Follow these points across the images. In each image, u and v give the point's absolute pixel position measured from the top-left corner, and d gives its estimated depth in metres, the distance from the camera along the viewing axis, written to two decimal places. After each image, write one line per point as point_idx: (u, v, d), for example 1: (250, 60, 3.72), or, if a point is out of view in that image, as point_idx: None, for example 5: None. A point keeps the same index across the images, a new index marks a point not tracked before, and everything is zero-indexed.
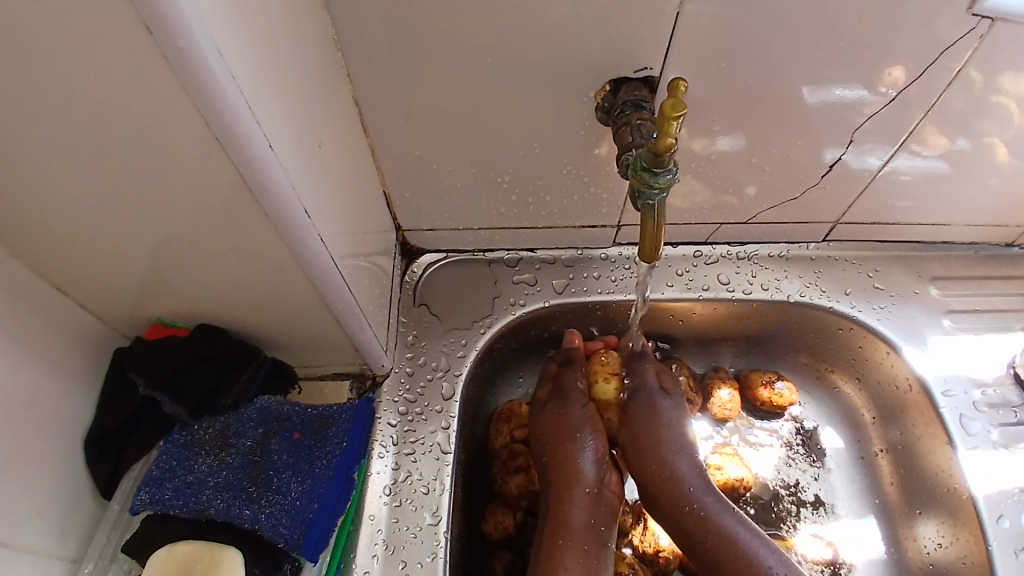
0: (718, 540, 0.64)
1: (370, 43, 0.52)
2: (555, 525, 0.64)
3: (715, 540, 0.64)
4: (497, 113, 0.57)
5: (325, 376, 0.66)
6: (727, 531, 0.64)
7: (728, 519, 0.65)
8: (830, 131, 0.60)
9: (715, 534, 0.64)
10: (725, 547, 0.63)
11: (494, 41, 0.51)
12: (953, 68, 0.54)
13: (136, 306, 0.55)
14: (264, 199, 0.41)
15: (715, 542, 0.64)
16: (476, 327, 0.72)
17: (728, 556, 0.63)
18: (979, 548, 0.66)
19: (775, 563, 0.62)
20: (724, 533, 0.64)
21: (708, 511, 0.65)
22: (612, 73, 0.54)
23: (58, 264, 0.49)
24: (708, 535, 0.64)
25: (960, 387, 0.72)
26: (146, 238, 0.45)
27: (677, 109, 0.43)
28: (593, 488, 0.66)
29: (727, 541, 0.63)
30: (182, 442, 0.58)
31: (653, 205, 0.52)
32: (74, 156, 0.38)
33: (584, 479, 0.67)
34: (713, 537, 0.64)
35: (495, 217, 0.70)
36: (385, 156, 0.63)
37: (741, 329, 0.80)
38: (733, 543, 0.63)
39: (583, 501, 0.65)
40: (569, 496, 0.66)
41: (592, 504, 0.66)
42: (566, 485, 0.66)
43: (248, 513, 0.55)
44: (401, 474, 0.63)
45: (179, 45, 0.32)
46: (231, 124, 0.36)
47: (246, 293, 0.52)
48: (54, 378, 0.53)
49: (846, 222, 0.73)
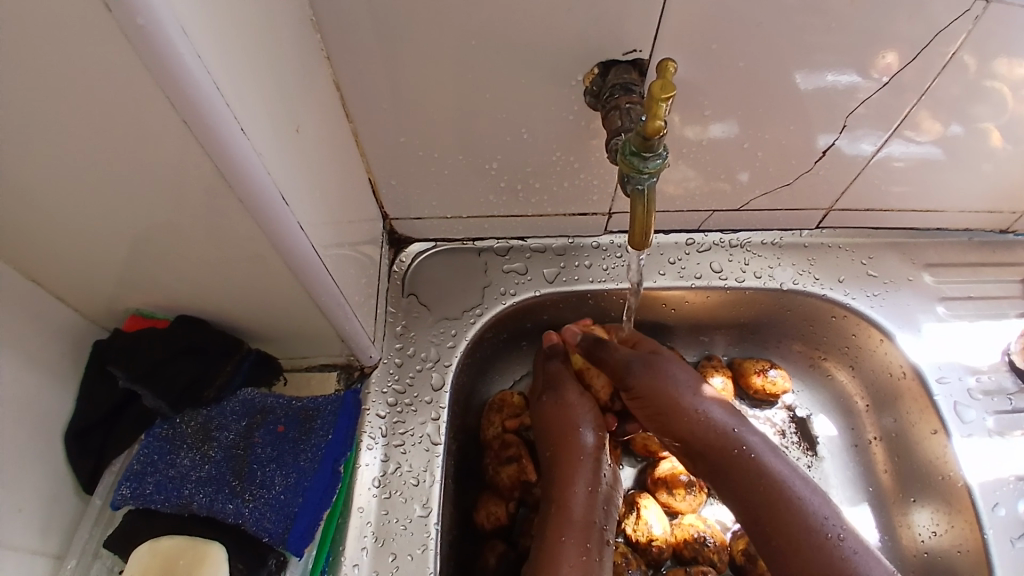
0: (773, 493, 0.60)
1: (350, 25, 0.50)
2: (558, 516, 0.62)
3: (772, 490, 0.60)
4: (484, 98, 0.56)
5: (312, 367, 0.65)
6: (784, 483, 0.60)
7: (784, 467, 0.61)
8: (823, 117, 0.59)
9: (771, 482, 0.60)
10: (781, 497, 0.59)
11: (479, 23, 0.50)
12: (947, 53, 0.53)
13: (114, 298, 0.54)
14: (238, 184, 0.40)
15: (772, 493, 0.60)
16: (466, 316, 0.71)
17: (784, 509, 0.59)
18: (974, 536, 0.66)
19: (827, 514, 0.59)
20: (779, 482, 0.60)
21: (762, 458, 0.62)
22: (601, 56, 0.53)
23: (32, 254, 0.48)
24: (765, 487, 0.60)
25: (954, 374, 0.71)
26: (121, 227, 0.44)
27: (667, 91, 0.42)
28: (595, 480, 0.64)
29: (783, 491, 0.60)
30: (164, 435, 0.57)
31: (642, 190, 0.51)
32: (41, 143, 0.37)
33: (585, 468, 0.64)
34: (766, 490, 0.60)
35: (484, 205, 0.69)
36: (370, 144, 0.61)
37: (735, 317, 0.79)
38: (789, 491, 0.60)
39: (585, 495, 0.63)
40: (572, 489, 0.63)
41: (593, 499, 0.63)
42: (568, 477, 0.64)
43: (232, 506, 0.54)
44: (390, 466, 0.62)
45: (141, 23, 0.31)
46: (199, 106, 0.35)
47: (226, 283, 0.51)
48: (32, 371, 0.52)
49: (840, 208, 0.72)
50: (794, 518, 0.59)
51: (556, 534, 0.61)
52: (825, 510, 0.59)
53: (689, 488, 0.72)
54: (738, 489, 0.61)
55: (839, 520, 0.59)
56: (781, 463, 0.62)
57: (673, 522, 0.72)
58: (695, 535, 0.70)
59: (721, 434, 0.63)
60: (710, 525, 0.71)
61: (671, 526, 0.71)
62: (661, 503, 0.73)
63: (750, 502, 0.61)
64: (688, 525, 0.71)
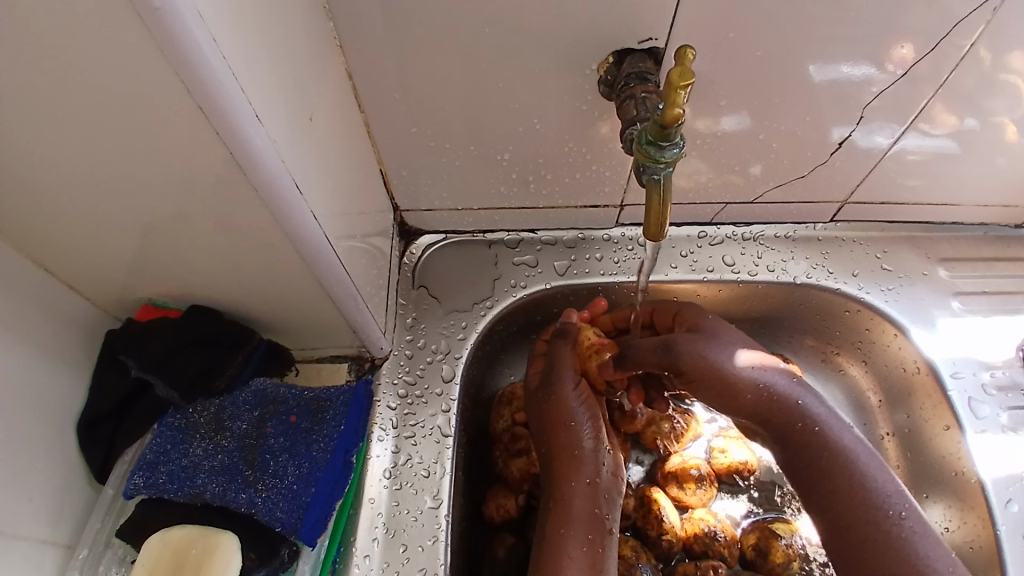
0: (842, 470, 0.60)
1: (362, 13, 0.50)
2: (557, 510, 0.62)
3: (839, 466, 0.60)
4: (496, 88, 0.56)
5: (323, 358, 0.65)
6: (850, 454, 0.60)
7: (850, 438, 0.61)
8: (838, 109, 0.59)
9: (840, 458, 0.60)
10: (846, 470, 0.60)
11: (492, 11, 0.49)
12: (963, 45, 0.53)
13: (126, 287, 0.54)
14: (251, 171, 0.39)
15: (841, 469, 0.60)
16: (476, 309, 0.71)
17: (850, 484, 0.60)
18: (986, 532, 0.65)
19: (892, 492, 0.60)
20: (847, 458, 0.60)
21: (828, 430, 0.61)
22: (615, 45, 0.52)
23: (44, 243, 0.48)
24: (834, 465, 0.61)
25: (968, 369, 0.70)
26: (133, 216, 0.44)
27: (686, 78, 0.42)
28: (594, 474, 0.62)
29: (852, 467, 0.60)
30: (176, 425, 0.57)
31: (658, 179, 0.50)
32: (55, 129, 0.37)
33: (582, 463, 0.63)
34: (833, 462, 0.61)
35: (495, 196, 0.68)
36: (381, 134, 0.61)
37: (746, 311, 0.78)
38: (858, 468, 0.60)
39: (585, 489, 0.62)
40: (572, 484, 0.62)
41: (596, 492, 0.62)
42: (566, 472, 0.62)
43: (244, 496, 0.54)
44: (401, 458, 0.62)
45: (156, 5, 0.30)
46: (214, 91, 0.34)
47: (238, 273, 0.50)
48: (44, 361, 0.52)
49: (854, 201, 0.71)
50: (858, 493, 0.60)
51: (558, 527, 0.61)
52: (890, 487, 0.60)
53: (699, 483, 0.72)
54: (804, 459, 0.62)
55: (901, 497, 0.60)
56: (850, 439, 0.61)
57: (683, 516, 0.71)
58: (705, 529, 0.70)
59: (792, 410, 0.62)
60: (721, 519, 0.71)
61: (681, 520, 0.71)
62: (670, 497, 0.72)
63: (816, 471, 0.61)
64: (698, 520, 0.70)
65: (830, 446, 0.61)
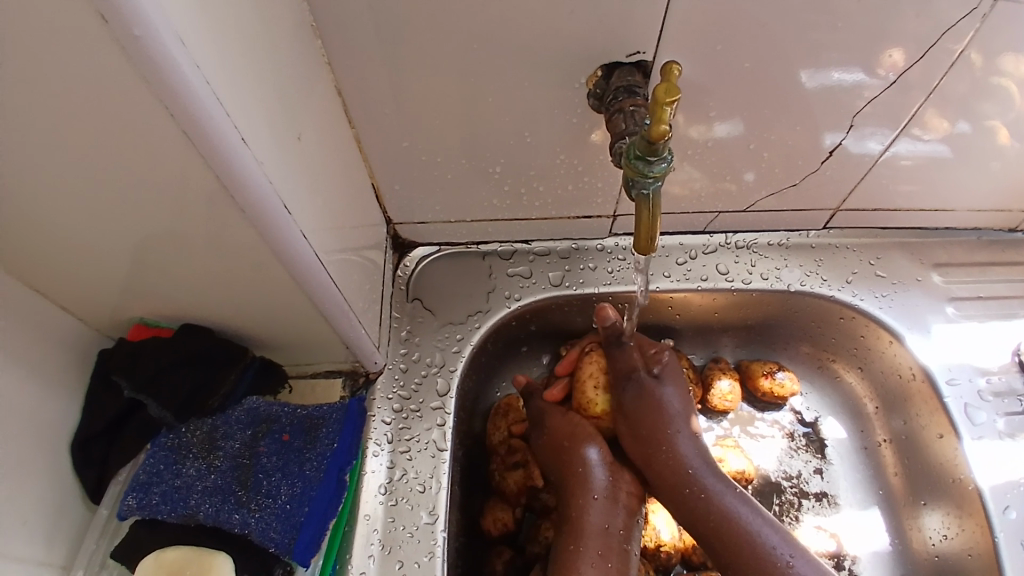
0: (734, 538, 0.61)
1: (352, 31, 0.50)
2: (573, 523, 0.62)
3: (737, 540, 0.61)
4: (487, 103, 0.56)
5: (317, 373, 0.65)
6: (750, 530, 0.61)
7: (751, 514, 0.62)
8: (829, 116, 0.59)
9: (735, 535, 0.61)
10: (746, 546, 0.60)
11: (482, 27, 0.49)
12: (955, 50, 0.53)
13: (119, 308, 0.54)
14: (239, 194, 0.40)
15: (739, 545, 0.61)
16: (470, 321, 0.71)
17: (750, 561, 0.60)
18: (985, 539, 0.65)
19: (794, 558, 0.60)
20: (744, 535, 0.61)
21: (731, 506, 0.62)
22: (603, 59, 0.52)
23: (38, 266, 0.48)
24: (730, 537, 0.61)
25: (965, 375, 0.70)
26: (127, 239, 0.44)
27: (672, 95, 0.42)
28: (604, 491, 0.63)
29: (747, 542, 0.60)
30: (170, 445, 0.57)
31: (648, 194, 0.50)
32: (44, 155, 0.37)
33: (593, 483, 0.63)
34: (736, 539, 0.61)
35: (488, 208, 0.68)
36: (373, 149, 0.61)
37: (741, 319, 0.78)
38: (754, 544, 0.60)
39: (599, 505, 0.62)
40: (583, 503, 0.63)
41: (608, 507, 0.63)
42: (574, 491, 0.64)
43: (237, 517, 0.54)
44: (396, 473, 0.62)
45: (137, 34, 0.30)
46: (199, 116, 0.35)
47: (231, 291, 0.50)
48: (40, 381, 0.52)
49: (847, 208, 0.71)
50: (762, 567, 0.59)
51: (574, 539, 0.61)
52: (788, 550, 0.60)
53: None
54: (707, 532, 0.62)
55: (788, 546, 0.60)
56: (748, 512, 0.62)
57: (681, 526, 0.71)
58: None
59: (690, 475, 0.63)
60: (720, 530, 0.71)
61: (679, 531, 0.70)
62: None
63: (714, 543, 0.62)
64: None
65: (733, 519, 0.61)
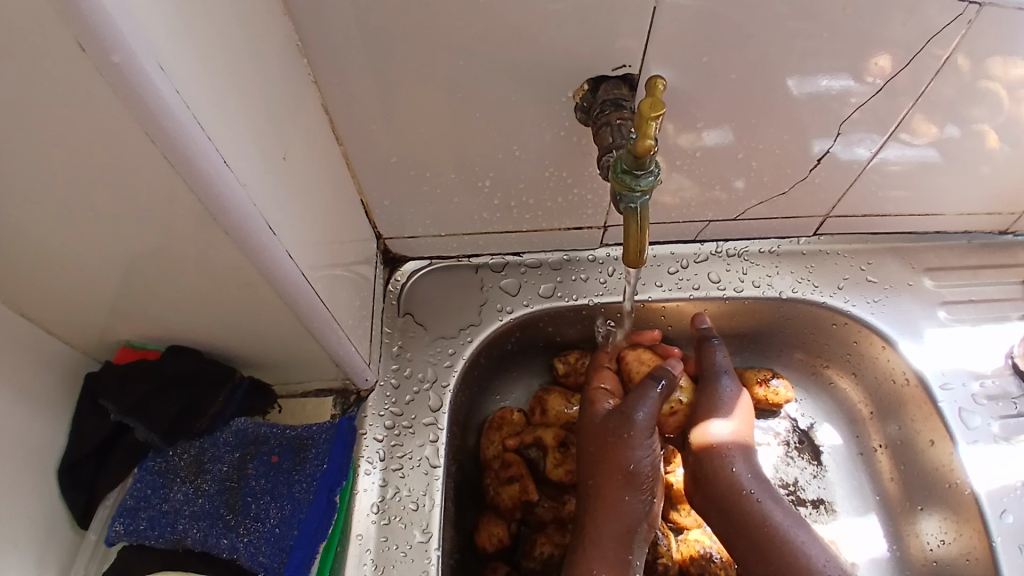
0: (768, 537, 0.63)
1: (338, 49, 0.50)
2: (599, 507, 0.63)
3: (766, 536, 0.63)
4: (474, 117, 0.56)
5: (308, 392, 0.64)
6: (782, 530, 0.63)
7: (784, 515, 0.64)
8: (818, 124, 0.59)
9: (766, 531, 0.63)
10: (777, 545, 0.63)
11: (468, 42, 0.49)
12: (942, 56, 0.53)
13: (105, 330, 0.53)
14: (223, 218, 0.39)
15: (765, 538, 0.63)
16: (462, 335, 0.70)
17: (771, 554, 0.63)
18: (982, 544, 0.64)
19: (827, 560, 0.62)
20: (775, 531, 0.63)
21: (762, 502, 0.64)
22: (589, 72, 0.52)
23: (23, 291, 0.47)
24: (765, 530, 0.63)
25: (958, 380, 0.70)
26: (108, 261, 0.44)
27: (656, 109, 0.42)
28: (633, 523, 0.63)
29: (774, 538, 0.63)
30: (157, 469, 0.56)
31: (635, 208, 0.50)
32: (26, 180, 0.36)
33: (626, 511, 0.63)
34: (768, 537, 0.63)
35: (478, 221, 0.68)
36: (361, 164, 0.61)
37: (734, 327, 0.78)
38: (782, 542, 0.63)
39: (620, 538, 0.62)
40: (607, 530, 0.62)
41: (624, 537, 0.62)
42: (602, 515, 0.63)
43: (226, 542, 0.54)
44: (389, 491, 0.62)
45: (117, 61, 0.30)
46: (181, 141, 0.34)
47: (219, 311, 0.50)
48: (25, 405, 0.51)
49: (837, 215, 0.71)
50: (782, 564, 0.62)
51: (603, 522, 0.63)
52: (822, 553, 0.62)
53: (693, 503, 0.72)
54: (737, 531, 0.64)
55: (822, 550, 0.63)
56: (790, 520, 0.64)
57: (678, 537, 0.71)
58: (700, 551, 0.69)
59: (728, 473, 0.66)
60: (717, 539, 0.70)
61: (676, 542, 0.70)
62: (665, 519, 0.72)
63: (740, 536, 0.64)
64: (693, 541, 0.70)
65: (765, 518, 0.64)
